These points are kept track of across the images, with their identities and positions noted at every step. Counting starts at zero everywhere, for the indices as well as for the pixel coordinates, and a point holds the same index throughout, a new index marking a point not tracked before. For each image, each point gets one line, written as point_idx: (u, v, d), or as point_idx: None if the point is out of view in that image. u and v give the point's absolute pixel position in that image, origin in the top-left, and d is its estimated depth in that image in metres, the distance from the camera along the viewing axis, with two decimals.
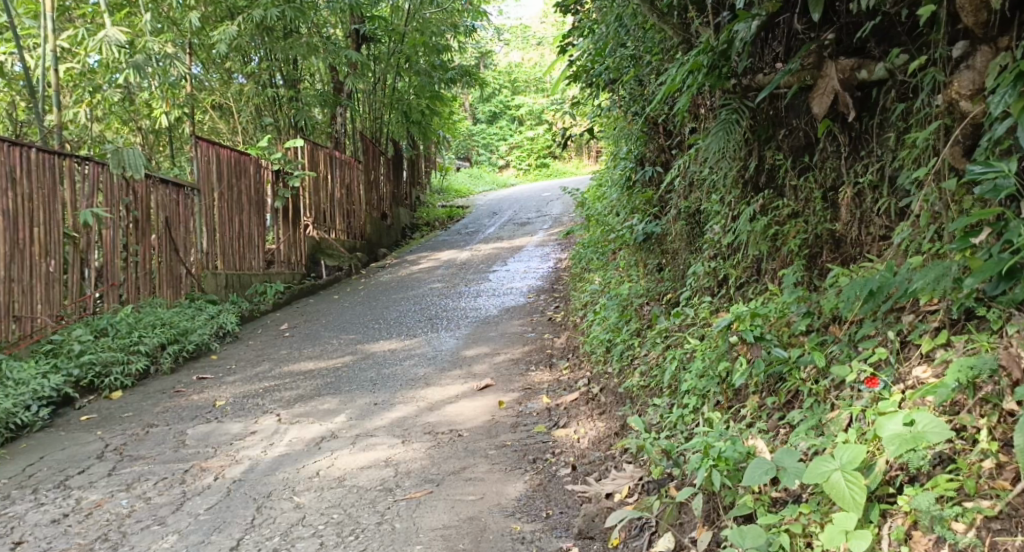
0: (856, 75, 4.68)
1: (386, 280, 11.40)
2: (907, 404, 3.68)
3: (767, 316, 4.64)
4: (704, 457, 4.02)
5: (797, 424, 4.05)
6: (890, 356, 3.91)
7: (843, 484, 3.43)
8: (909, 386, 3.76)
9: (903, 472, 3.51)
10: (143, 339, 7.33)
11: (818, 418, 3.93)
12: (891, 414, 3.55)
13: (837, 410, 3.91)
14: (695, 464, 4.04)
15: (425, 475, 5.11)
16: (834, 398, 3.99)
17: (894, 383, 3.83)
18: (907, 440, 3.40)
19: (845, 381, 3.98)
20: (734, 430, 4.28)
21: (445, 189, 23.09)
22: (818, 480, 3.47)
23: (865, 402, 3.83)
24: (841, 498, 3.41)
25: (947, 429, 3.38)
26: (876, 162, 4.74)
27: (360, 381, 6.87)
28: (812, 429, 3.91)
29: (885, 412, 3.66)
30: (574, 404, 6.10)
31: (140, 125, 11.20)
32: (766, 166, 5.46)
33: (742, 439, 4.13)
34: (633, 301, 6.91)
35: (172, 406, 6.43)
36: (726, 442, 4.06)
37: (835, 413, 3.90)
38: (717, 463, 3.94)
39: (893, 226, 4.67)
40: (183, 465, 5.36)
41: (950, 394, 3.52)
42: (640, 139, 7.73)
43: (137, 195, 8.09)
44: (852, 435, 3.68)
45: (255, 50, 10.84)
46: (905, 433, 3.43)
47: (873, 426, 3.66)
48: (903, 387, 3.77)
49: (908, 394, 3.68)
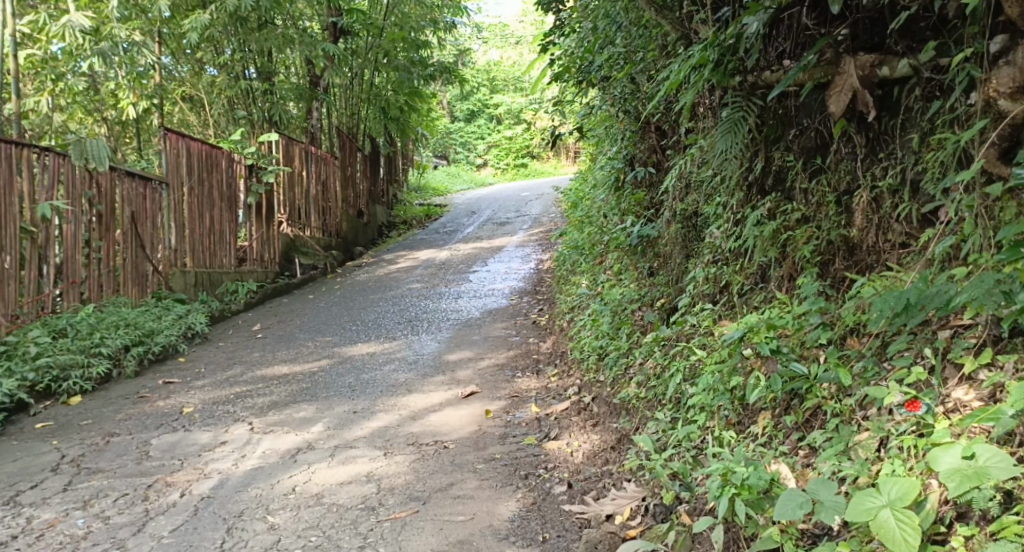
0: (878, 72, 4.38)
1: (363, 280, 11.00)
2: (956, 430, 3.38)
3: (785, 329, 4.32)
4: (721, 483, 3.70)
5: (820, 446, 3.74)
6: (929, 377, 3.60)
7: (893, 522, 3.14)
8: (953, 410, 3.47)
9: (951, 507, 3.22)
10: (105, 340, 6.90)
11: (846, 442, 3.64)
12: (948, 445, 3.27)
13: (867, 433, 3.62)
14: (712, 490, 3.72)
15: (409, 491, 4.74)
16: (862, 419, 3.69)
17: (932, 405, 3.51)
18: (970, 475, 3.12)
19: (877, 401, 3.67)
20: (751, 452, 3.95)
21: (422, 187, 22.63)
22: (864, 517, 3.17)
23: (899, 426, 3.52)
24: (890, 538, 3.11)
25: (1013, 465, 3.10)
26: (897, 164, 4.42)
27: (337, 387, 6.48)
28: (840, 455, 3.61)
29: (938, 443, 3.36)
30: (565, 415, 5.75)
31: (106, 115, 10.72)
32: (774, 167, 5.10)
33: (764, 462, 3.81)
34: (625, 306, 6.55)
35: (135, 413, 6.01)
36: (746, 466, 3.75)
37: (865, 436, 3.60)
38: (739, 490, 3.63)
39: (915, 233, 4.35)
40: (147, 480, 4.95)
41: (1012, 423, 3.22)
42: (631, 138, 7.35)
43: (101, 188, 7.63)
44: (893, 464, 3.39)
45: (228, 41, 10.43)
46: (965, 469, 3.15)
47: (924, 457, 3.35)
48: (947, 411, 3.47)
49: (959, 420, 3.38)
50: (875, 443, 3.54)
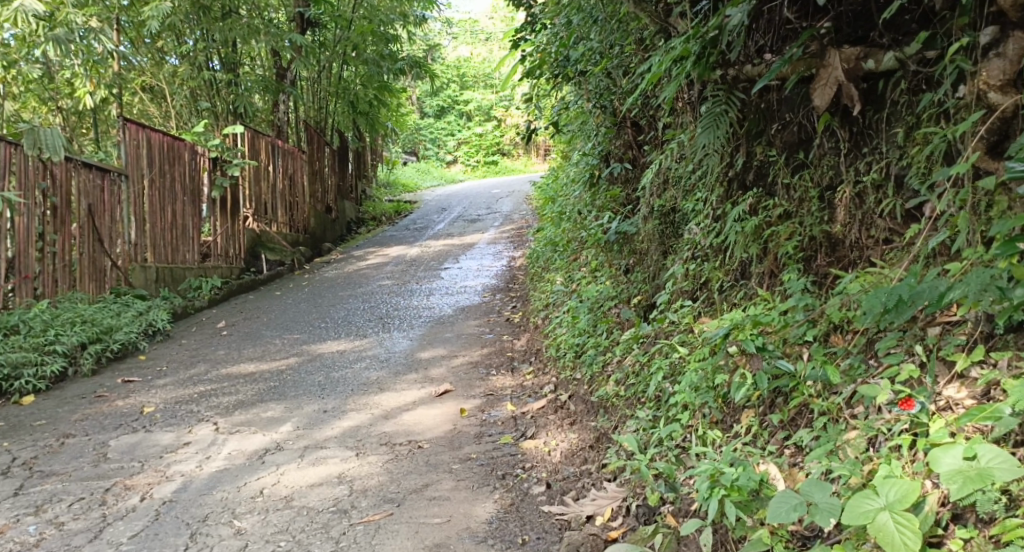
0: (862, 65, 4.13)
1: (332, 276, 10.80)
2: (952, 429, 3.30)
3: (770, 326, 4.19)
4: (709, 484, 3.59)
5: (808, 446, 3.64)
6: (922, 375, 3.50)
7: (892, 526, 3.05)
8: (947, 408, 3.38)
9: (948, 510, 3.14)
10: (60, 338, 6.71)
11: (834, 441, 3.54)
12: (949, 445, 3.18)
13: (857, 432, 3.52)
14: (700, 492, 3.61)
15: (383, 493, 4.59)
16: (851, 418, 3.59)
17: (928, 404, 3.41)
18: (973, 477, 3.03)
19: (866, 400, 3.57)
20: (739, 453, 3.83)
21: (392, 184, 22.40)
22: (861, 521, 3.08)
23: (893, 425, 3.43)
24: (890, 543, 3.02)
25: (1017, 467, 3.02)
26: (881, 159, 4.20)
27: (306, 386, 6.30)
28: (827, 455, 3.51)
29: (938, 443, 3.26)
30: (542, 413, 5.61)
31: (61, 105, 10.53)
32: (756, 162, 4.91)
33: (752, 462, 3.70)
34: (602, 303, 6.42)
35: (93, 413, 5.81)
36: (734, 467, 3.64)
37: (853, 435, 3.51)
38: (728, 492, 3.52)
39: (899, 230, 4.14)
40: (104, 483, 4.76)
41: (1011, 424, 3.15)
42: (606, 133, 7.21)
43: (56, 179, 7.42)
44: (888, 466, 3.29)
45: (191, 30, 10.22)
46: (968, 470, 3.06)
47: (924, 459, 3.25)
48: (941, 410, 3.38)
49: (955, 418, 3.30)
50: (864, 442, 3.45)
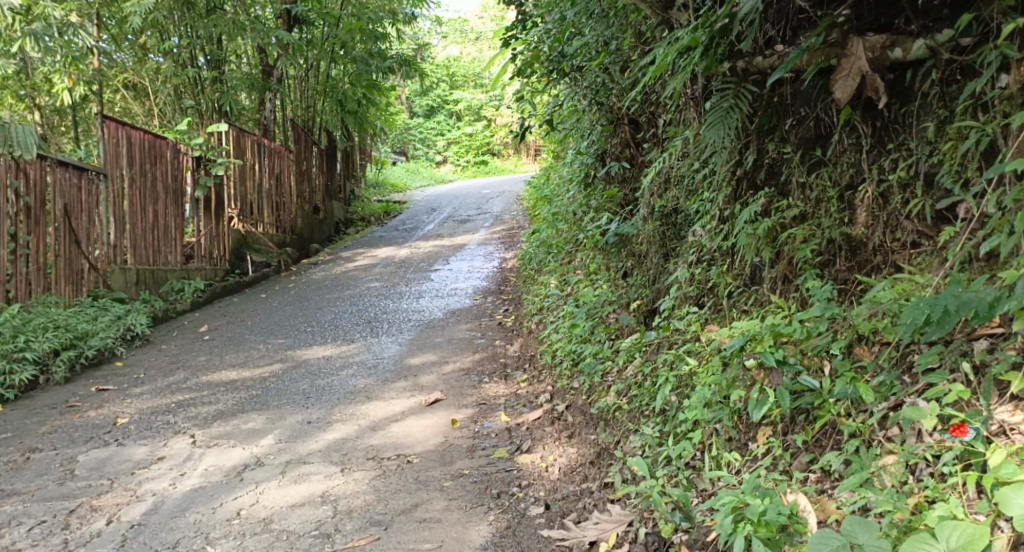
0: (889, 55, 3.80)
1: (318, 278, 10.45)
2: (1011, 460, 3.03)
3: (791, 338, 3.84)
4: (733, 518, 3.31)
5: (840, 472, 3.38)
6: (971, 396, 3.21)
7: None
8: (1003, 434, 3.12)
9: None
10: (31, 344, 6.39)
11: (870, 467, 3.29)
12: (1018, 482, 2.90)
13: (896, 458, 3.27)
14: (723, 526, 3.32)
15: (369, 515, 4.28)
16: (887, 442, 3.34)
17: (980, 430, 3.14)
18: None
19: (904, 423, 3.32)
20: (762, 479, 3.53)
21: (380, 184, 22.00)
22: None
23: (944, 455, 3.17)
24: None
25: None
26: (909, 157, 3.88)
27: (290, 395, 5.96)
28: (862, 485, 3.26)
29: (1005, 480, 2.98)
30: (538, 425, 5.29)
31: (39, 101, 10.18)
32: (767, 161, 4.50)
33: (779, 492, 3.42)
34: (600, 308, 6.10)
35: (62, 425, 5.49)
36: (760, 498, 3.36)
37: (891, 461, 3.27)
38: (755, 528, 3.22)
39: (929, 233, 3.81)
40: (69, 504, 4.46)
41: None
42: (601, 131, 6.88)
43: (29, 179, 7.07)
44: (945, 504, 3.03)
45: (174, 26, 9.88)
46: None
47: (989, 497, 2.98)
48: (998, 438, 3.11)
49: (1016, 447, 3.03)
50: (903, 470, 3.22)
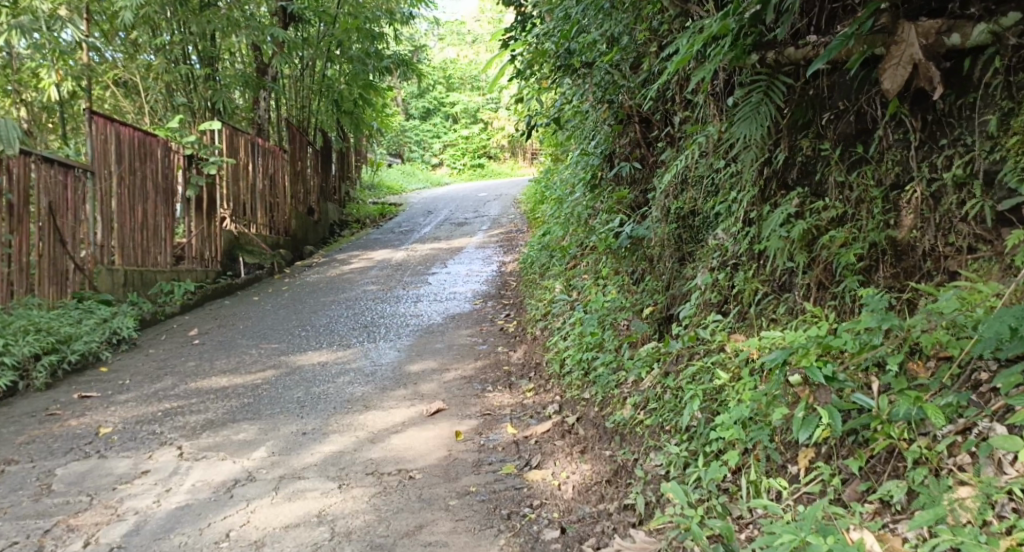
0: (945, 41, 3.50)
1: (313, 281, 10.11)
2: None
3: (837, 351, 3.56)
4: None
5: (908, 507, 3.10)
6: None
7: None
8: None
9: None
10: (10, 348, 6.03)
11: (944, 501, 3.02)
12: None
13: (973, 490, 3.00)
14: None
15: (369, 537, 3.95)
16: (959, 471, 3.08)
17: None
18: None
19: (982, 450, 3.05)
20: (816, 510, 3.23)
21: (376, 186, 21.66)
22: None
23: None
24: None
25: None
26: (964, 152, 3.58)
27: (284, 403, 5.62)
28: (935, 521, 2.98)
29: None
30: (547, 438, 4.95)
31: (25, 96, 9.83)
32: (800, 159, 4.18)
33: (840, 529, 3.13)
34: (611, 314, 5.76)
35: (40, 435, 5.14)
36: (822, 537, 3.07)
37: (966, 495, 3.00)
38: None
39: (988, 236, 3.53)
40: (44, 523, 4.11)
41: None
42: (610, 131, 6.56)
43: (13, 175, 6.73)
44: None
45: (167, 24, 9.59)
46: None
47: None
48: None
49: None
50: (983, 504, 2.94)
